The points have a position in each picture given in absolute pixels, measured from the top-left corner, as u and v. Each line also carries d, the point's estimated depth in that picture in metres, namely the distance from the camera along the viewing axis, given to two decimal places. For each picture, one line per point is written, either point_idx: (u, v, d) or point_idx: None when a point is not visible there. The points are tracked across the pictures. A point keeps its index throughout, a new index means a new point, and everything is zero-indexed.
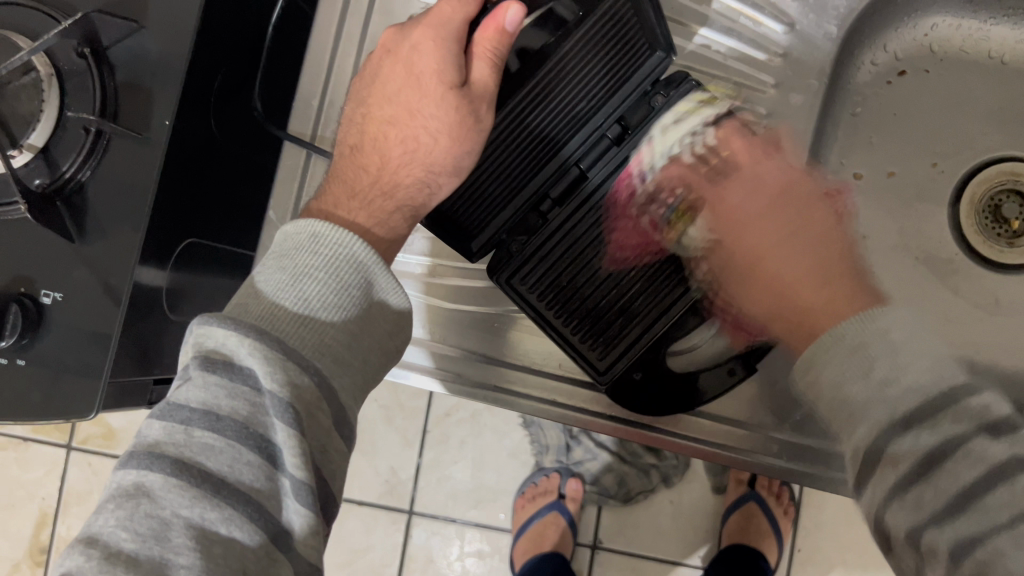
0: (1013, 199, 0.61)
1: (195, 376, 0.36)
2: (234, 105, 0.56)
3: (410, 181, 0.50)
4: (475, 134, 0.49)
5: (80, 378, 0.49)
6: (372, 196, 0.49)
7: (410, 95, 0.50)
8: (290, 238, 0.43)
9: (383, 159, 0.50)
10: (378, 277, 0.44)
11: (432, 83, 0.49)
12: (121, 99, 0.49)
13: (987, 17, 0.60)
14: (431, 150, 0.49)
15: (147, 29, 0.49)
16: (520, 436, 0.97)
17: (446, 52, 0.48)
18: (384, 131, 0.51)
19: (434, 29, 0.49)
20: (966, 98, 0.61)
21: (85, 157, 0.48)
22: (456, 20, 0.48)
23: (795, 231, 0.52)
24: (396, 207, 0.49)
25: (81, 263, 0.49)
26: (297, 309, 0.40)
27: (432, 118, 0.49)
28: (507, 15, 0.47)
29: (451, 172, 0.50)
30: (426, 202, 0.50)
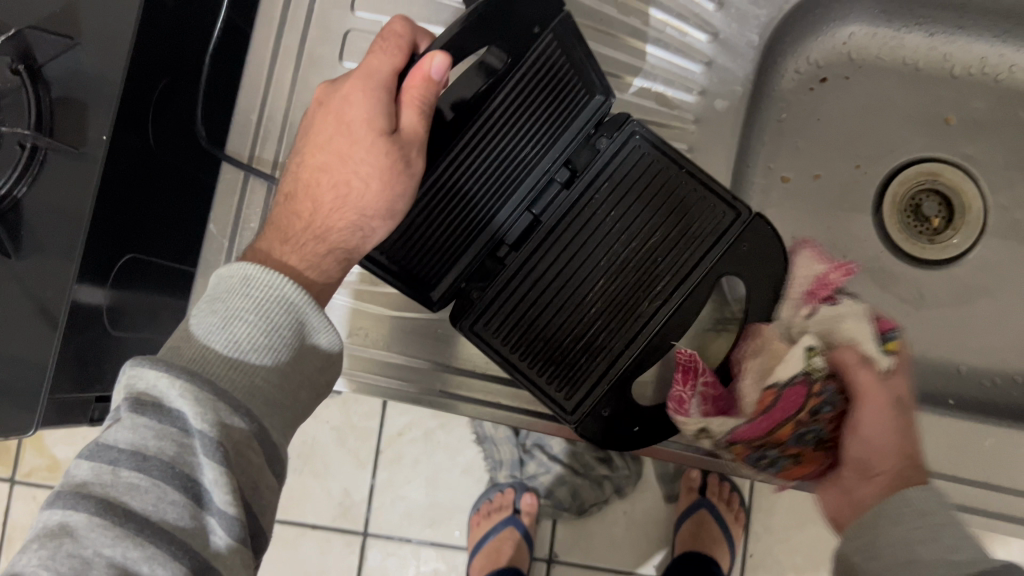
0: (933, 198, 0.61)
1: (125, 418, 0.35)
2: (172, 119, 0.56)
3: (343, 225, 0.48)
4: (406, 178, 0.47)
5: (19, 395, 0.49)
6: (305, 243, 0.47)
7: (340, 142, 0.47)
8: (222, 281, 0.42)
9: (314, 205, 0.48)
10: (311, 316, 0.43)
11: (362, 130, 0.47)
12: (56, 115, 0.49)
13: (900, 26, 0.61)
14: (363, 195, 0.47)
15: (83, 45, 0.49)
16: (474, 452, 0.98)
17: (377, 99, 0.46)
18: (317, 177, 0.48)
19: (364, 79, 0.47)
20: (885, 104, 0.61)
21: (20, 172, 0.48)
22: (382, 72, 0.47)
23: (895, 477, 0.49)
24: (329, 251, 0.47)
25: (18, 277, 0.49)
26: (227, 352, 0.39)
27: (364, 163, 0.47)
28: (432, 64, 0.44)
29: (386, 217, 0.48)
30: (361, 246, 0.48)
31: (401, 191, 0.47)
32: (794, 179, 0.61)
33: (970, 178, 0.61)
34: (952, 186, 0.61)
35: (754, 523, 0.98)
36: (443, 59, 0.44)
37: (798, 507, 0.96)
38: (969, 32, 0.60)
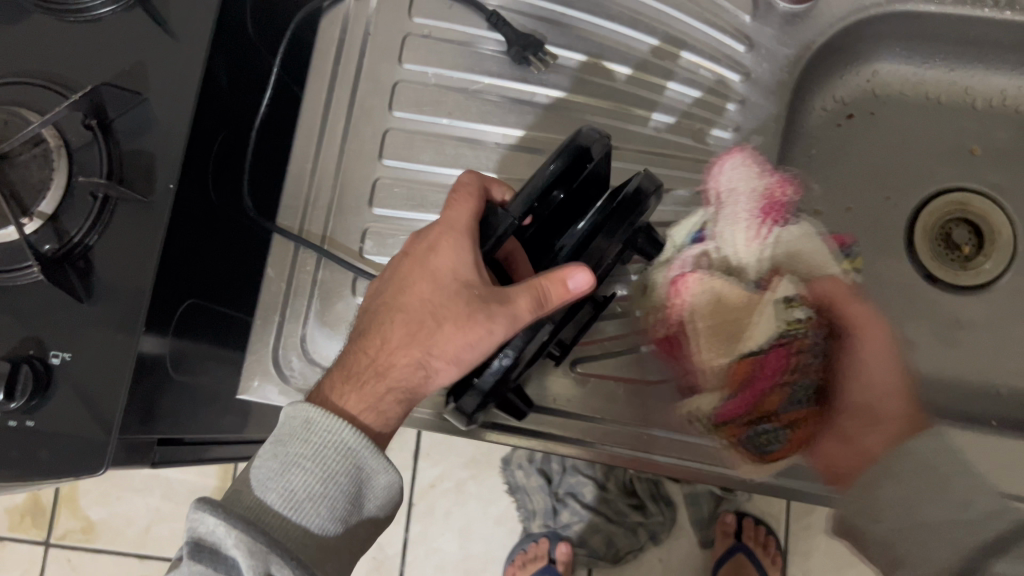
0: (963, 226, 0.62)
1: (187, 562, 0.41)
2: (230, 171, 0.59)
3: (406, 362, 0.48)
4: (479, 326, 0.46)
5: (88, 437, 0.50)
6: (376, 380, 0.48)
7: (419, 286, 0.48)
8: (288, 421, 0.48)
9: (383, 341, 0.49)
10: (367, 459, 0.47)
11: (448, 277, 0.47)
12: (127, 167, 0.51)
13: (922, 62, 0.62)
14: (433, 335, 0.47)
15: (151, 100, 0.52)
16: (508, 502, 0.98)
17: (461, 249, 0.47)
18: (392, 320, 0.49)
19: (450, 230, 0.48)
20: (910, 136, 0.63)
21: (92, 222, 0.51)
22: (464, 218, 0.48)
23: (882, 351, 0.58)
24: (388, 389, 0.48)
25: (89, 322, 0.51)
26: (281, 502, 0.45)
27: (440, 313, 0.47)
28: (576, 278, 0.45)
29: (449, 360, 0.47)
30: (423, 383, 0.49)
31: (477, 338, 0.46)
32: (825, 212, 0.62)
33: (999, 208, 0.62)
34: (980, 213, 0.62)
35: (792, 568, 0.97)
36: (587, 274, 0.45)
37: (835, 550, 0.96)
38: (994, 68, 0.61)
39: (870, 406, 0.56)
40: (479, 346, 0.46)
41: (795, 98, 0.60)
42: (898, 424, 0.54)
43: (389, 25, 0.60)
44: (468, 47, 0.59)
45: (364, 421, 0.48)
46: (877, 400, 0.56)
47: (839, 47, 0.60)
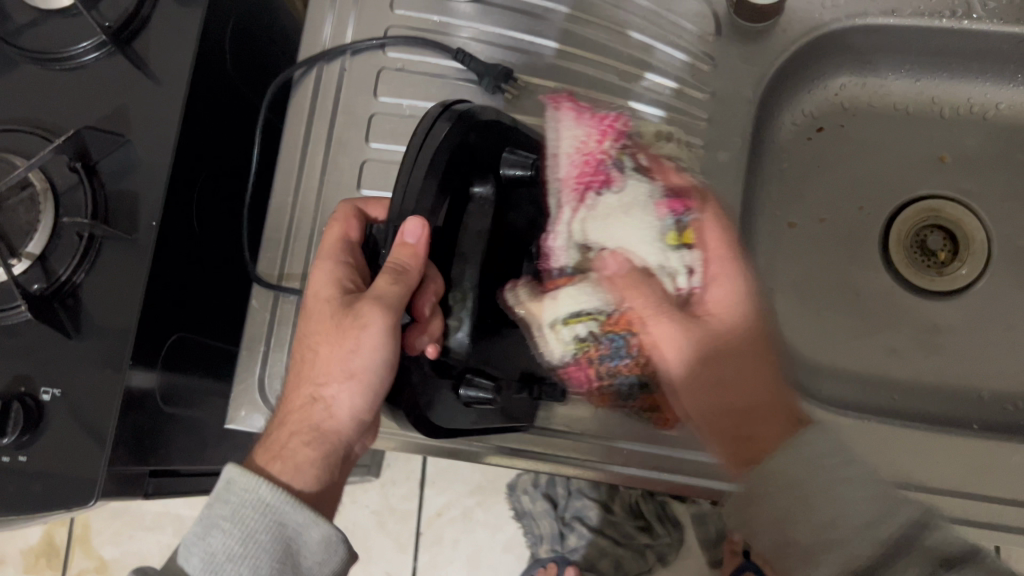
0: (937, 232, 0.63)
1: None
2: (214, 206, 0.60)
3: (302, 400, 0.50)
4: (348, 330, 0.46)
5: (79, 469, 0.51)
6: (282, 431, 0.49)
7: (301, 331, 0.51)
8: (219, 486, 0.47)
9: (291, 390, 0.51)
10: (290, 514, 0.47)
11: (320, 303, 0.49)
12: (111, 207, 0.53)
13: (887, 73, 0.63)
14: (315, 363, 0.49)
15: (134, 142, 0.54)
16: (514, 528, 0.98)
17: (325, 270, 0.50)
18: (292, 367, 0.51)
19: (317, 258, 0.50)
20: (881, 146, 0.64)
21: (79, 260, 0.52)
22: (333, 242, 0.50)
23: (721, 381, 0.49)
24: (291, 433, 0.49)
25: (78, 358, 0.52)
26: (206, 564, 0.46)
27: (318, 341, 0.49)
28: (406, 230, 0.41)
29: (342, 377, 0.48)
30: (321, 416, 0.50)
31: (355, 343, 0.46)
32: (800, 225, 0.63)
33: (972, 213, 0.62)
34: (953, 220, 0.63)
35: None
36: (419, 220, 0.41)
37: None
38: (961, 77, 0.62)
39: (751, 429, 0.48)
40: (359, 350, 0.46)
41: (762, 114, 0.61)
42: (752, 408, 0.48)
43: (363, 60, 0.61)
44: (441, 78, 0.60)
45: (286, 478, 0.48)
46: (769, 416, 0.48)
47: (805, 62, 0.61)
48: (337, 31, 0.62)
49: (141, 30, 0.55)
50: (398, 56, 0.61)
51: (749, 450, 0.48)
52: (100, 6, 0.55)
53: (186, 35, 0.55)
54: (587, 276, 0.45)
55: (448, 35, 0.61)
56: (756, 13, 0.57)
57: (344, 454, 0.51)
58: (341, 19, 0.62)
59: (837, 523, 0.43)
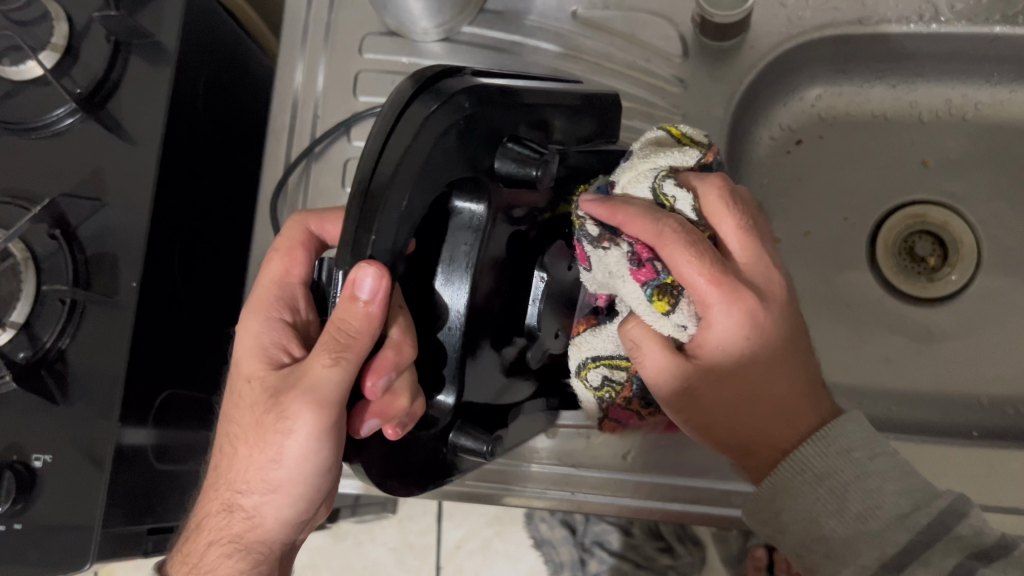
0: (925, 238, 0.62)
1: None
2: (195, 261, 0.61)
3: (219, 502, 0.46)
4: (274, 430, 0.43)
5: (73, 533, 0.51)
6: (201, 541, 0.47)
7: (228, 408, 0.46)
8: None
9: (213, 481, 0.47)
10: None
11: (253, 369, 0.45)
12: (91, 271, 0.54)
13: (861, 81, 0.63)
14: (234, 458, 0.45)
15: (110, 205, 0.55)
16: (535, 557, 0.95)
17: (263, 325, 0.46)
18: (219, 454, 0.47)
19: (253, 313, 0.47)
20: (861, 154, 0.63)
21: (63, 326, 0.53)
22: (270, 296, 0.47)
23: (746, 402, 0.45)
24: (209, 540, 0.47)
25: (65, 423, 0.52)
26: None
27: (243, 428, 0.45)
28: (359, 284, 0.34)
29: (265, 485, 0.45)
30: (242, 523, 0.46)
31: (280, 446, 0.43)
32: (785, 239, 0.62)
33: (959, 215, 0.62)
34: (939, 223, 0.62)
35: None
36: (374, 270, 0.33)
37: None
38: (938, 80, 0.62)
39: (750, 439, 0.45)
40: (282, 459, 0.43)
41: (736, 130, 0.61)
42: (779, 440, 0.45)
43: (336, 106, 0.62)
44: None
45: None
46: (790, 414, 0.45)
47: (777, 76, 0.61)
48: (309, 78, 0.62)
49: (112, 94, 0.56)
50: (370, 99, 0.61)
51: (732, 443, 0.46)
52: (71, 73, 0.56)
53: (156, 95, 0.56)
54: (619, 243, 0.42)
55: None
56: (720, 32, 0.57)
57: (282, 556, 0.48)
58: (311, 65, 0.62)
59: (866, 516, 0.41)
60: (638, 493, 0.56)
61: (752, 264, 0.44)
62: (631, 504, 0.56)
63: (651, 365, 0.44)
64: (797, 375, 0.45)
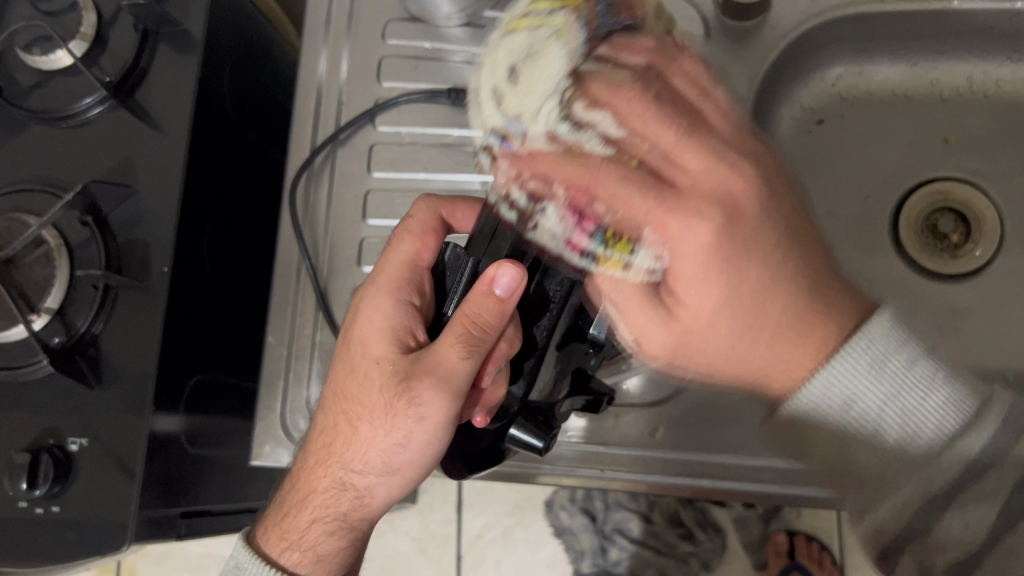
0: (948, 215, 0.62)
1: None
2: (222, 248, 0.62)
3: (326, 483, 0.48)
4: (397, 413, 0.46)
5: (110, 515, 0.52)
6: (302, 519, 0.49)
7: (341, 385, 0.48)
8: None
9: (314, 463, 0.49)
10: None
11: (382, 349, 0.47)
12: (123, 256, 0.54)
13: (882, 60, 0.63)
14: (349, 440, 0.47)
15: (141, 192, 0.55)
16: (556, 545, 0.96)
17: (392, 305, 0.48)
18: (328, 435, 0.49)
19: (378, 292, 0.49)
20: (882, 133, 0.63)
21: (96, 311, 0.53)
22: (395, 275, 0.49)
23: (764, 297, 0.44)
24: (310, 519, 0.49)
25: (100, 406, 0.53)
26: None
27: (361, 403, 0.47)
28: (503, 277, 0.43)
29: (381, 470, 0.47)
30: (349, 501, 0.48)
31: (405, 434, 0.46)
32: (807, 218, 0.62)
33: (981, 192, 0.62)
34: (962, 201, 0.62)
35: None
36: (513, 269, 0.43)
37: None
38: (959, 58, 0.62)
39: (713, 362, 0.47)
40: (408, 443, 0.46)
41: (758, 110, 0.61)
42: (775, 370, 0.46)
43: (360, 93, 0.62)
44: (436, 103, 0.61)
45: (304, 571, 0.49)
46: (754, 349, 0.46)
47: (798, 57, 0.61)
48: (332, 66, 0.63)
49: (141, 82, 0.57)
50: (393, 85, 0.62)
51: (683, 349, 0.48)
52: (100, 62, 0.56)
53: (185, 83, 0.57)
54: (591, 125, 0.41)
55: (441, 60, 0.61)
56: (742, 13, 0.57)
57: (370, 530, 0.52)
58: (334, 54, 0.63)
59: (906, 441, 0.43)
60: (668, 471, 0.56)
61: (672, 219, 0.42)
62: (660, 481, 0.56)
63: (645, 330, 0.47)
64: (794, 287, 0.45)
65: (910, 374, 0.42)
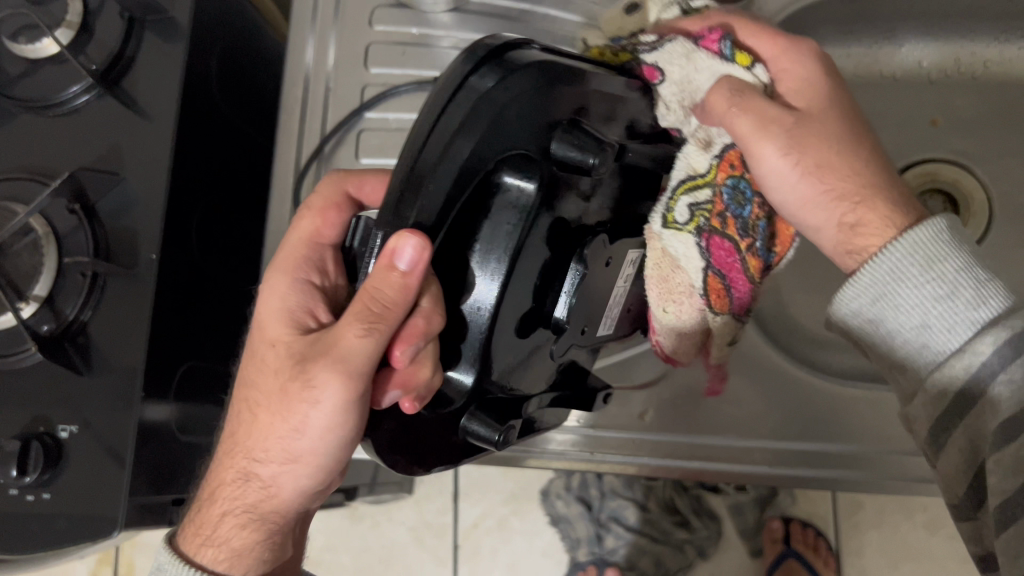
0: (936, 197, 0.62)
1: None
2: (211, 235, 0.62)
3: (231, 477, 0.45)
4: (298, 398, 0.41)
5: (100, 502, 0.52)
6: (212, 512, 0.46)
7: (244, 372, 0.45)
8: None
9: (226, 453, 0.46)
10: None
11: (280, 331, 0.44)
12: (111, 243, 0.54)
13: (869, 43, 0.63)
14: (250, 427, 0.44)
15: (128, 179, 0.55)
16: (552, 534, 0.96)
17: (296, 284, 0.45)
18: (235, 424, 0.45)
19: (284, 272, 0.46)
20: (871, 115, 0.63)
21: (84, 299, 0.53)
22: (298, 254, 0.46)
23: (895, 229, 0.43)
24: (223, 512, 0.46)
25: (89, 394, 0.53)
26: None
27: (263, 390, 0.43)
28: (399, 249, 0.33)
29: (284, 460, 0.43)
30: (259, 496, 0.45)
31: (301, 420, 0.41)
32: None
33: (970, 174, 0.62)
34: (951, 182, 0.62)
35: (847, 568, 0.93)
36: (414, 240, 0.33)
37: (891, 543, 0.91)
38: (946, 38, 0.62)
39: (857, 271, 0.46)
40: (305, 430, 0.41)
41: None
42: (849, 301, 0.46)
43: (348, 81, 0.62)
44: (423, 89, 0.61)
45: (221, 567, 0.46)
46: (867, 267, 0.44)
47: (785, 40, 0.61)
48: (319, 52, 0.63)
49: (128, 70, 0.57)
50: (380, 71, 0.62)
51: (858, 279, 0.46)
52: (86, 50, 0.56)
53: (170, 71, 0.57)
54: (655, 89, 0.46)
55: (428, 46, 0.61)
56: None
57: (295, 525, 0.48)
58: (321, 40, 0.63)
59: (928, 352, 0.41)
60: (656, 453, 0.57)
61: (757, 134, 0.44)
62: (649, 464, 0.57)
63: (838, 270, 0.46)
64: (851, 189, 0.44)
65: (942, 280, 0.40)
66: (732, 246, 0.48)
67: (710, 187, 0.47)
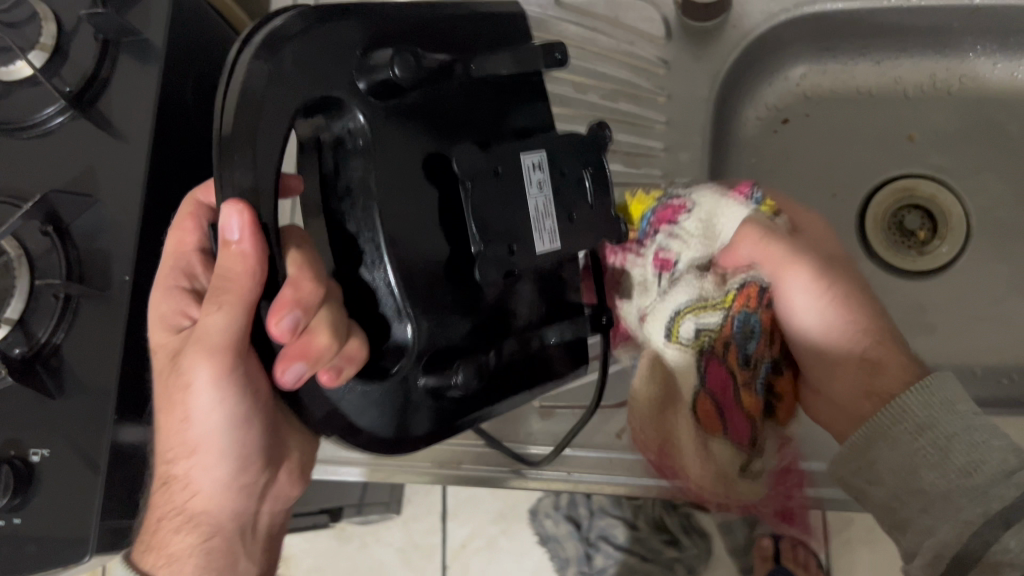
0: (914, 212, 0.62)
1: None
2: None
3: (169, 476, 0.48)
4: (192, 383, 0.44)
5: (72, 526, 0.52)
6: (152, 522, 0.47)
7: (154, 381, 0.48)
8: None
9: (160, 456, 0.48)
10: None
11: (161, 335, 0.48)
12: (85, 265, 0.54)
13: (845, 59, 0.63)
14: (161, 428, 0.47)
15: (102, 201, 0.55)
16: (542, 554, 0.93)
17: (167, 290, 0.48)
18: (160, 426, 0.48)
19: (161, 283, 0.49)
20: (847, 131, 0.63)
21: (57, 321, 0.53)
22: (174, 261, 0.49)
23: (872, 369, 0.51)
24: (161, 520, 0.47)
25: (61, 416, 0.53)
26: None
27: (160, 390, 0.47)
28: (226, 223, 0.36)
29: (193, 446, 0.47)
30: (196, 489, 0.48)
31: (184, 406, 0.45)
32: None
33: (947, 188, 0.62)
34: (928, 197, 0.62)
35: None
36: (235, 210, 0.36)
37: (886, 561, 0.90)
38: (921, 53, 0.62)
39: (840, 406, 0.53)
40: (190, 416, 0.46)
41: (722, 108, 0.61)
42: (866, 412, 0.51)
43: None
44: None
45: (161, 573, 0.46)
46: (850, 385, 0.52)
47: (760, 56, 0.62)
48: None
49: (103, 91, 0.57)
50: None
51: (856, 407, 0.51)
52: (61, 72, 0.56)
53: (145, 92, 0.57)
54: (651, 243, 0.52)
55: None
56: (702, 12, 0.57)
57: (242, 530, 0.51)
58: None
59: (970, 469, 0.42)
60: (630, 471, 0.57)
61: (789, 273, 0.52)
62: (626, 483, 0.57)
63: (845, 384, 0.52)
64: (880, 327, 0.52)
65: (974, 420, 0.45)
66: (727, 374, 0.52)
67: (723, 311, 0.52)
